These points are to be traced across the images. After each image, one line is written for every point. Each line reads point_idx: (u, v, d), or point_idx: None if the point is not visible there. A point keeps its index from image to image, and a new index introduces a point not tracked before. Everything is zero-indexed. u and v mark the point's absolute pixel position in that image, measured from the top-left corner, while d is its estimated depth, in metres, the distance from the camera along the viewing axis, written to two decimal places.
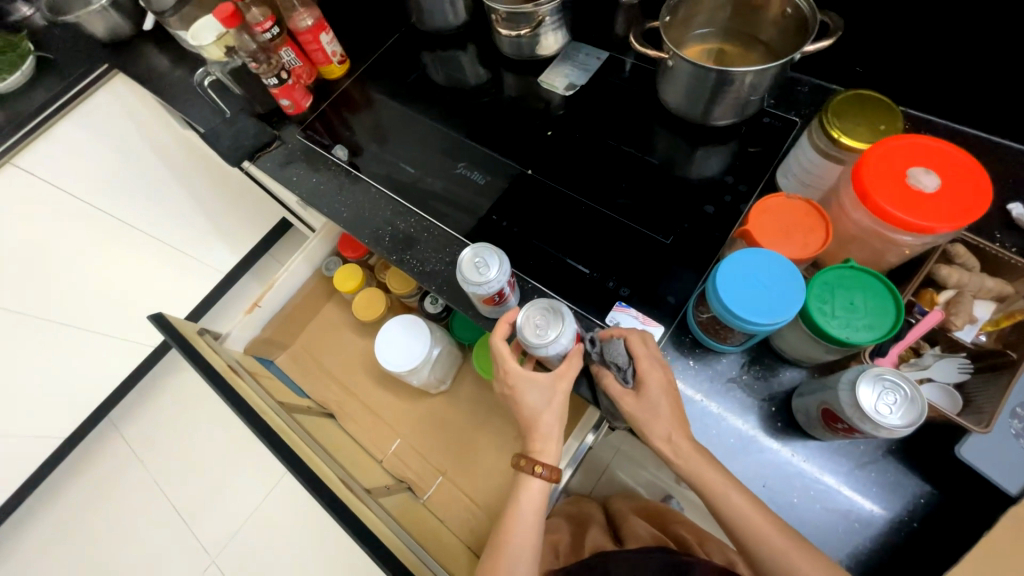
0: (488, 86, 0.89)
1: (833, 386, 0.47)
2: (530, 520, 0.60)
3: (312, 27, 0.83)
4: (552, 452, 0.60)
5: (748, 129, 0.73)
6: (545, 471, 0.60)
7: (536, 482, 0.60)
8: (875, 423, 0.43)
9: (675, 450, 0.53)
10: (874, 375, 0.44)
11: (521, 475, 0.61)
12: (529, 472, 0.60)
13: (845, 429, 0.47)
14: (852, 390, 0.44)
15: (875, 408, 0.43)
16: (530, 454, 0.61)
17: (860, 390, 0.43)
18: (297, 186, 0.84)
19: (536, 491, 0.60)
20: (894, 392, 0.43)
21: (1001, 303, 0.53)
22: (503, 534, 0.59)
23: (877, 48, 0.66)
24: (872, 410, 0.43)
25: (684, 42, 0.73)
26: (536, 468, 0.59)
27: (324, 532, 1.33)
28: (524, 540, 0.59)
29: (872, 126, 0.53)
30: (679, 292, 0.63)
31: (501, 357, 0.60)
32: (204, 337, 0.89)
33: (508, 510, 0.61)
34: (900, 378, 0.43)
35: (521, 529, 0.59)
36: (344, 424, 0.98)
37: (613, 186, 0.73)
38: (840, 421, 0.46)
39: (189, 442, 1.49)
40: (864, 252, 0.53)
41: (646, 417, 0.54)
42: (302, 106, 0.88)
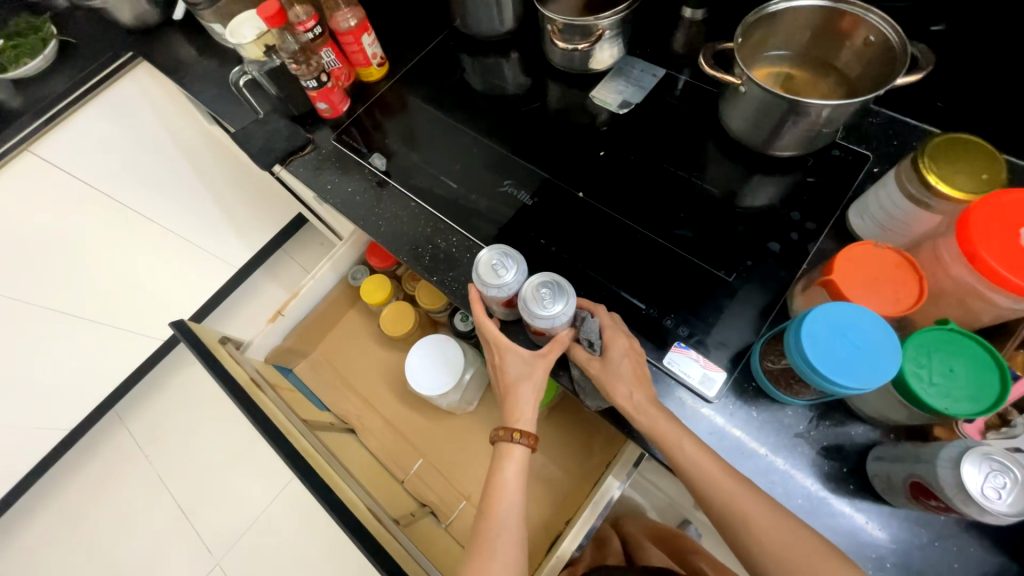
0: (533, 97, 0.85)
1: (929, 459, 0.44)
2: (514, 493, 0.56)
3: (355, 28, 0.78)
4: (530, 419, 0.58)
5: (815, 161, 0.69)
6: (523, 438, 0.57)
7: (514, 449, 0.58)
8: (982, 508, 0.39)
9: (632, 404, 0.53)
10: (980, 454, 0.40)
11: (500, 445, 0.58)
12: (507, 440, 0.57)
13: (939, 504, 0.43)
14: (955, 468, 0.41)
15: (981, 492, 0.39)
16: (508, 424, 0.59)
17: (965, 469, 0.40)
18: (331, 193, 0.80)
19: (517, 462, 0.58)
20: (1003, 475, 0.40)
21: None
22: (486, 506, 0.56)
23: (966, 83, 0.61)
24: (979, 493, 0.39)
25: (754, 63, 0.69)
26: (514, 435, 0.57)
27: (330, 539, 1.30)
28: (509, 511, 0.55)
29: (973, 174, 0.50)
30: (743, 335, 0.59)
31: (492, 336, 0.59)
32: (225, 345, 0.86)
33: (490, 480, 0.58)
34: (1010, 460, 0.40)
35: (503, 500, 0.56)
36: (364, 440, 0.95)
37: (671, 215, 0.69)
38: (935, 497, 0.43)
39: (196, 440, 1.46)
40: (957, 310, 0.49)
41: (609, 379, 0.55)
42: (339, 110, 0.84)
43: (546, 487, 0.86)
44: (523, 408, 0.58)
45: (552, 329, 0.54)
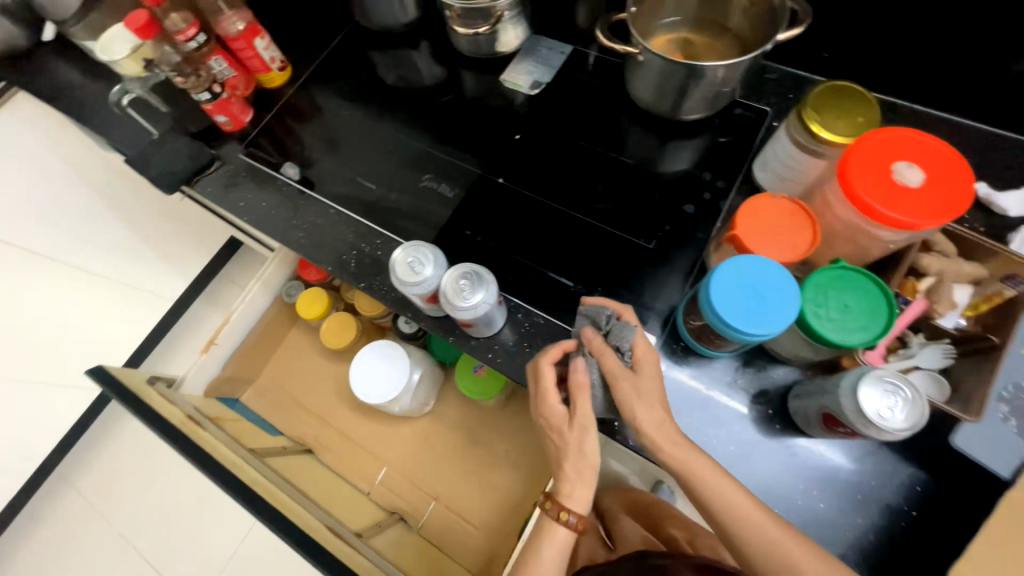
0: (447, 88, 0.83)
1: (836, 389, 0.46)
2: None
3: (244, 32, 0.74)
4: (584, 494, 0.50)
5: (720, 121, 0.71)
6: (572, 517, 0.49)
7: (561, 528, 0.49)
8: (878, 428, 0.42)
9: (664, 435, 0.48)
10: (875, 378, 0.43)
11: (546, 520, 0.50)
12: (553, 517, 0.50)
13: (848, 431, 0.46)
14: (854, 394, 0.44)
15: (877, 413, 0.42)
16: (557, 496, 0.51)
17: (861, 394, 0.43)
18: (244, 211, 0.76)
19: (561, 540, 0.49)
20: (895, 395, 0.43)
21: (976, 286, 0.54)
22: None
23: (845, 33, 0.64)
24: (875, 414, 0.42)
25: (651, 32, 0.70)
26: (562, 513, 0.49)
27: None
28: None
29: (851, 118, 0.52)
30: (667, 298, 0.61)
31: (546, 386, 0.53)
32: (155, 385, 0.81)
33: (528, 547, 0.51)
34: (900, 380, 0.43)
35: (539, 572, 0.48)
36: (324, 458, 0.92)
37: (590, 190, 0.70)
38: (842, 425, 0.46)
39: (123, 496, 1.20)
40: (850, 248, 0.52)
41: (639, 402, 0.49)
42: (241, 121, 0.80)
43: (513, 474, 0.86)
44: (575, 484, 0.50)
45: (477, 318, 0.54)
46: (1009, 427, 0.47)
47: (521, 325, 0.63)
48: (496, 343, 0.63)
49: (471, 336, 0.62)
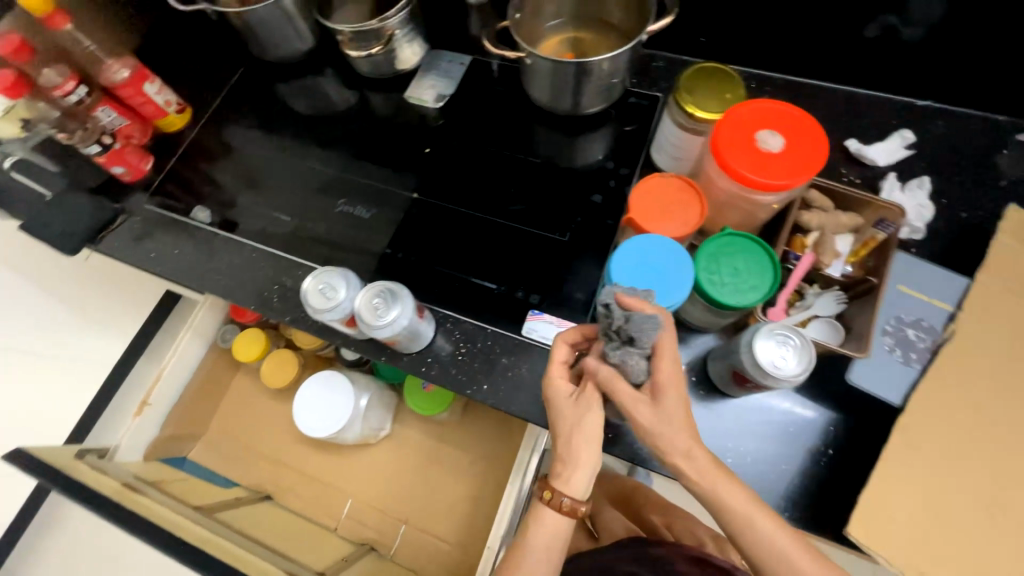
0: (356, 111, 0.83)
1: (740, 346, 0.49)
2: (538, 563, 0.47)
3: (130, 79, 0.71)
4: (576, 480, 0.47)
5: (617, 112, 0.75)
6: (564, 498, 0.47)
7: (549, 511, 0.48)
8: (774, 377, 0.46)
9: (695, 468, 0.43)
10: (768, 330, 0.47)
11: (536, 504, 0.49)
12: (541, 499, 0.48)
13: (755, 384, 0.49)
14: (751, 348, 0.47)
15: (772, 363, 0.46)
16: (552, 479, 0.49)
17: (757, 348, 0.46)
18: (157, 262, 0.74)
19: (551, 525, 0.48)
20: (787, 344, 0.46)
21: (855, 233, 0.59)
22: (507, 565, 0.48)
23: (714, 18, 0.69)
24: (770, 365, 0.45)
25: (539, 36, 0.72)
26: (549, 494, 0.47)
27: None
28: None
29: (720, 95, 0.56)
30: (587, 287, 0.63)
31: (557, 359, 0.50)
32: (86, 458, 0.76)
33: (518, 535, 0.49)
34: (790, 330, 0.46)
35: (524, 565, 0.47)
36: (285, 502, 0.89)
37: (503, 193, 0.71)
38: (748, 380, 0.49)
39: None
40: (738, 215, 0.56)
41: (660, 434, 0.43)
42: (141, 170, 0.78)
43: (480, 483, 0.85)
44: (571, 471, 0.47)
45: (397, 336, 0.54)
46: (895, 356, 0.53)
47: (452, 333, 0.64)
48: (429, 355, 0.63)
49: (402, 352, 0.63)
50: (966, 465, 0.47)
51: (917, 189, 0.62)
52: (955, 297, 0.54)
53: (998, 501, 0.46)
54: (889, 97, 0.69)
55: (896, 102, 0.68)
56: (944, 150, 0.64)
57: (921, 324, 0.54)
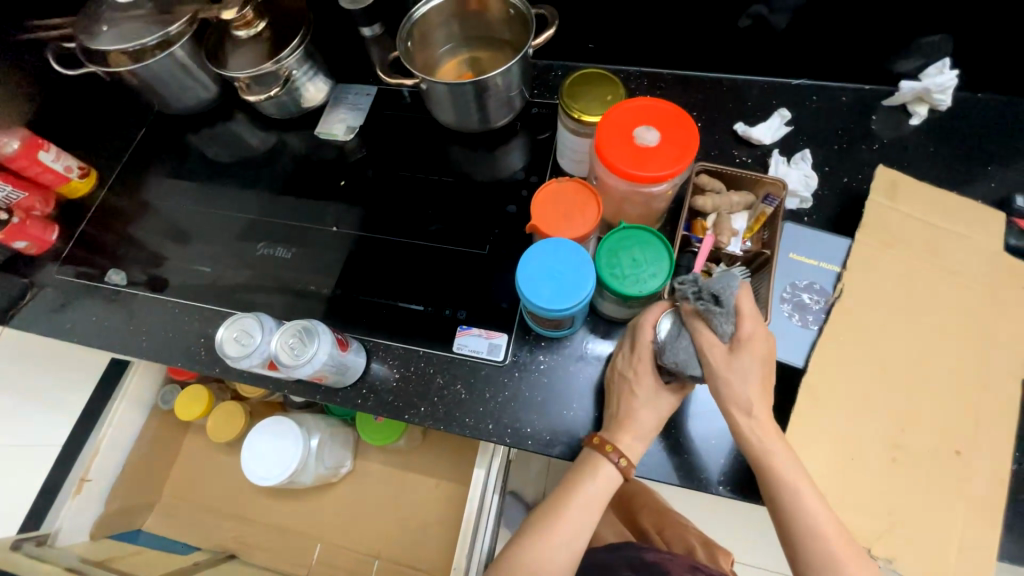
0: (270, 153, 0.83)
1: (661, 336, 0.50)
2: (575, 522, 0.50)
3: (23, 148, 0.69)
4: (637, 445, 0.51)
5: (523, 123, 0.78)
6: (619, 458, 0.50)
7: (608, 469, 0.51)
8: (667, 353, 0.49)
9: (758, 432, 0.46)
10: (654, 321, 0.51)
11: (589, 452, 0.52)
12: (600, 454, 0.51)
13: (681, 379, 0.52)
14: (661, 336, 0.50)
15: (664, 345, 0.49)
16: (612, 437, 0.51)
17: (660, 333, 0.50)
18: (74, 332, 0.71)
19: (602, 479, 0.51)
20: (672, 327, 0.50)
21: (750, 210, 0.62)
22: (548, 519, 0.51)
23: (596, 25, 0.73)
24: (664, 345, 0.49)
25: (436, 62, 0.75)
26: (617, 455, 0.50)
27: None
28: (569, 532, 0.50)
29: (602, 99, 0.59)
30: (510, 295, 0.65)
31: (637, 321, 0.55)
32: (22, 548, 0.73)
33: (562, 489, 0.52)
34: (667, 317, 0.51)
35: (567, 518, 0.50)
36: (252, 558, 0.86)
37: (421, 215, 0.73)
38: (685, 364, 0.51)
39: None
40: (637, 208, 0.59)
41: (730, 380, 0.46)
42: (48, 240, 0.76)
43: (447, 503, 0.84)
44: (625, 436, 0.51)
45: (319, 371, 0.54)
46: (795, 320, 0.56)
47: (386, 359, 0.64)
48: (364, 386, 0.63)
49: (337, 387, 0.62)
50: (868, 413, 0.50)
51: (802, 161, 0.66)
52: (841, 258, 0.58)
53: (898, 443, 0.49)
54: (766, 80, 0.74)
55: (774, 84, 0.73)
56: (820, 124, 0.70)
57: (813, 287, 0.57)
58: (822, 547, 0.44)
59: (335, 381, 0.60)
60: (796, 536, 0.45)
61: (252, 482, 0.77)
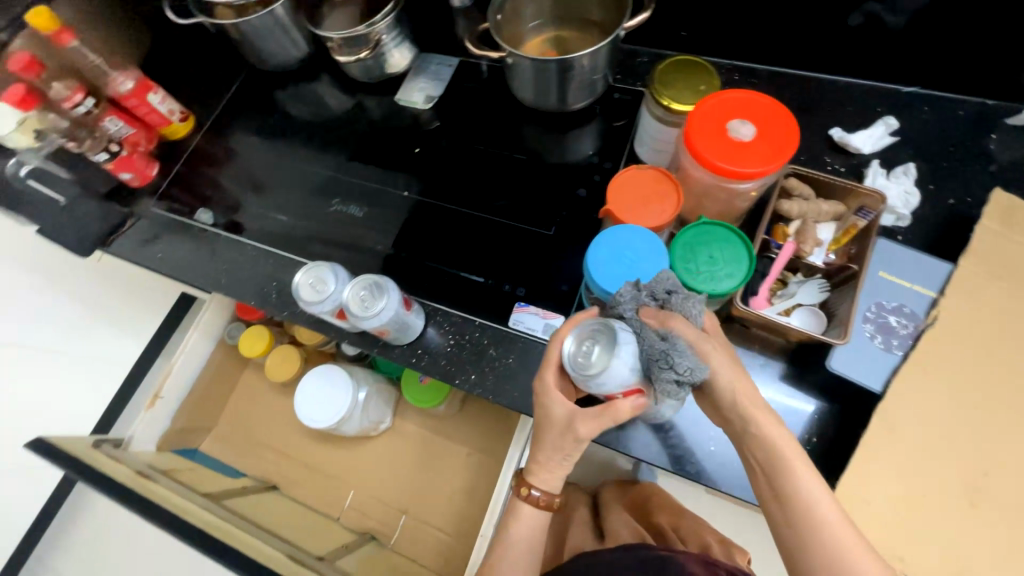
0: (350, 115, 0.86)
1: (613, 334, 0.42)
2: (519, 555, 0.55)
3: (135, 89, 0.75)
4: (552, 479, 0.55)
5: (602, 107, 0.76)
6: (539, 494, 0.55)
7: (526, 505, 0.56)
8: (624, 355, 0.41)
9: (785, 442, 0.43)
10: (583, 337, 0.43)
11: (517, 501, 0.57)
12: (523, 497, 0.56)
13: (623, 400, 0.43)
14: (614, 344, 0.41)
15: (618, 349, 0.41)
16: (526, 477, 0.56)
17: (612, 343, 0.41)
18: (163, 262, 0.77)
19: (528, 519, 0.56)
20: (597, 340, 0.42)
21: (839, 221, 0.59)
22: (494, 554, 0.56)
23: (694, 12, 0.69)
24: (620, 349, 0.41)
25: (522, 37, 0.74)
26: (528, 492, 0.55)
27: None
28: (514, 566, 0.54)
29: (696, 87, 0.57)
30: (571, 278, 0.64)
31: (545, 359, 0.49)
32: (102, 448, 0.81)
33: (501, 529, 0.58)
34: (583, 333, 0.43)
35: (512, 557, 0.54)
36: (292, 493, 0.92)
37: (491, 190, 0.73)
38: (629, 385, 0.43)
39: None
40: (717, 204, 0.57)
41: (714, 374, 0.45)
42: (148, 175, 0.82)
43: (477, 471, 0.87)
44: (543, 469, 0.55)
45: (384, 326, 0.56)
46: (877, 342, 0.53)
47: (442, 325, 0.66)
48: (419, 347, 0.65)
49: (393, 344, 0.65)
50: (948, 450, 0.47)
51: (903, 176, 0.62)
52: (939, 282, 0.54)
53: (980, 488, 0.46)
54: (875, 85, 0.68)
55: (882, 90, 0.68)
56: (931, 138, 0.64)
57: (902, 310, 0.54)
58: (828, 531, 0.40)
59: (398, 340, 0.62)
60: (797, 520, 0.42)
61: (303, 423, 0.82)
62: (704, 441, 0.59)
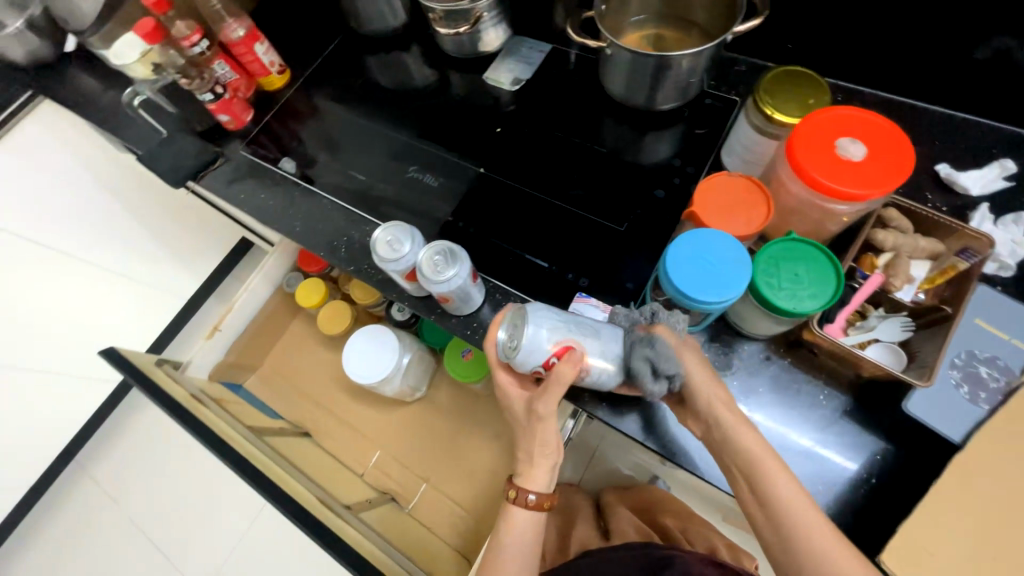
0: (434, 88, 0.87)
1: (526, 316, 0.49)
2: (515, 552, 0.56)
3: (245, 38, 0.79)
4: (538, 479, 0.58)
5: (691, 112, 0.74)
6: (528, 498, 0.57)
7: (519, 507, 0.57)
8: (548, 320, 0.49)
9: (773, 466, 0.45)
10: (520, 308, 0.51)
11: (507, 504, 0.59)
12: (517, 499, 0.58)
13: (560, 361, 0.49)
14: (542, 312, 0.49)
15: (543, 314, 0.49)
16: (519, 480, 0.58)
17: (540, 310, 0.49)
18: (245, 203, 0.81)
19: (520, 521, 0.57)
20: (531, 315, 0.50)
21: (934, 260, 0.56)
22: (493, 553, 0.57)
23: (806, 24, 0.67)
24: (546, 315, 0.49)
25: (622, 30, 0.73)
26: (523, 495, 0.57)
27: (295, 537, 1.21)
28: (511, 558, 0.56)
29: (804, 101, 0.55)
30: (637, 277, 0.64)
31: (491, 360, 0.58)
32: (163, 367, 0.85)
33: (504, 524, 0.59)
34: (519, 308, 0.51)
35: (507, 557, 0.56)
36: (321, 442, 0.96)
37: (566, 178, 0.73)
38: (567, 350, 0.49)
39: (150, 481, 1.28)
40: (805, 224, 0.55)
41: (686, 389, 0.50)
42: (243, 120, 0.86)
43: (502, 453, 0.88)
44: (534, 470, 0.58)
45: (451, 293, 0.58)
46: (963, 392, 0.51)
47: (499, 304, 0.66)
48: (475, 321, 0.66)
49: (451, 313, 0.66)
50: None
51: (1012, 224, 0.58)
52: None
53: None
54: (992, 124, 0.64)
55: (1000, 131, 0.64)
56: None
57: (995, 362, 0.51)
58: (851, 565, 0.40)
59: (459, 311, 0.64)
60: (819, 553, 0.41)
61: (348, 376, 0.86)
62: None
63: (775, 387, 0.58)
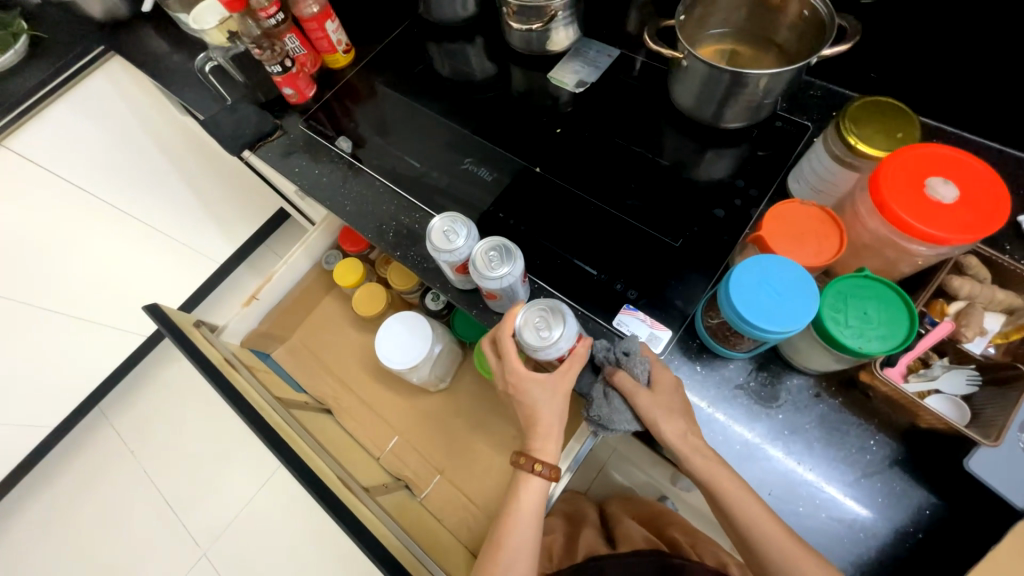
0: (494, 81, 0.87)
1: (562, 316, 0.55)
2: (528, 524, 0.59)
3: (318, 15, 0.80)
4: (553, 450, 0.59)
5: (759, 133, 0.72)
6: (545, 469, 0.59)
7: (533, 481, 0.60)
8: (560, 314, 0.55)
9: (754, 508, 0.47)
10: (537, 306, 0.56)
11: (520, 473, 0.60)
12: (528, 470, 0.59)
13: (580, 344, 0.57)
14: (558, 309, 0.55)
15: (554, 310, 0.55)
16: (529, 451, 0.60)
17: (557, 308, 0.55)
18: (298, 177, 0.82)
19: (536, 490, 0.60)
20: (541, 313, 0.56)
21: (1010, 315, 0.53)
22: (500, 541, 0.59)
23: (892, 53, 0.65)
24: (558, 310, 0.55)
25: (697, 41, 0.72)
26: (536, 466, 0.59)
27: (302, 505, 1.23)
28: (519, 546, 0.58)
29: (890, 134, 0.53)
30: (687, 295, 0.63)
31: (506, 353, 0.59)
32: (201, 328, 0.86)
33: (512, 512, 0.60)
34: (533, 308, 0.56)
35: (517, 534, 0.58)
36: (342, 420, 0.96)
37: (623, 187, 0.72)
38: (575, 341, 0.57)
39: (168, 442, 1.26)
40: (876, 261, 0.53)
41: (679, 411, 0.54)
42: (305, 95, 0.86)
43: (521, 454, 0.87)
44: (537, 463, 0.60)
45: (506, 289, 0.58)
46: None
47: None
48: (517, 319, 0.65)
49: (494, 310, 0.66)
50: None
51: None
52: None
53: None
54: None
55: None
56: None
57: None
58: None
59: (505, 308, 0.64)
60: None
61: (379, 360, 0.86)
62: (796, 502, 0.54)
63: (822, 426, 0.56)
